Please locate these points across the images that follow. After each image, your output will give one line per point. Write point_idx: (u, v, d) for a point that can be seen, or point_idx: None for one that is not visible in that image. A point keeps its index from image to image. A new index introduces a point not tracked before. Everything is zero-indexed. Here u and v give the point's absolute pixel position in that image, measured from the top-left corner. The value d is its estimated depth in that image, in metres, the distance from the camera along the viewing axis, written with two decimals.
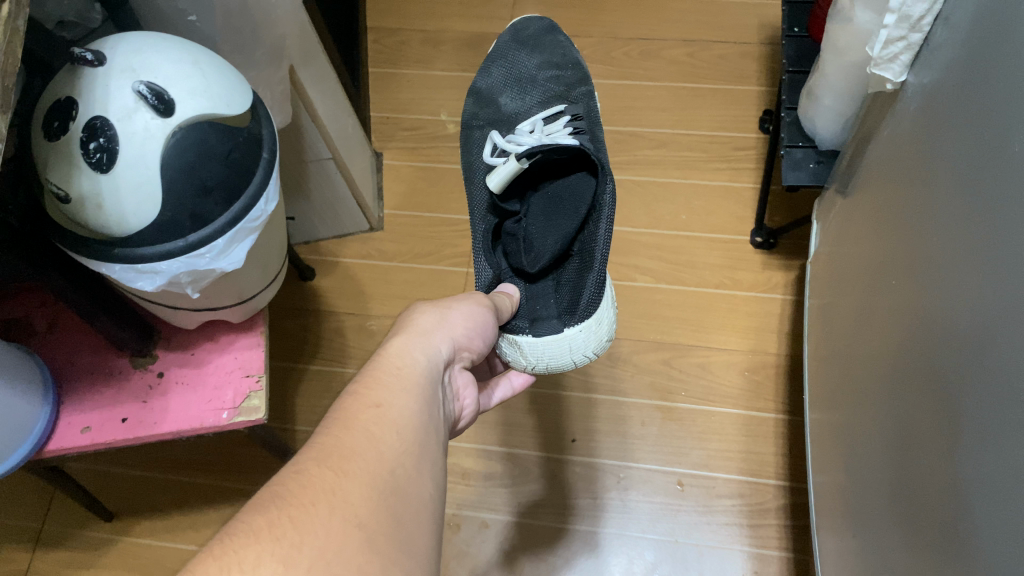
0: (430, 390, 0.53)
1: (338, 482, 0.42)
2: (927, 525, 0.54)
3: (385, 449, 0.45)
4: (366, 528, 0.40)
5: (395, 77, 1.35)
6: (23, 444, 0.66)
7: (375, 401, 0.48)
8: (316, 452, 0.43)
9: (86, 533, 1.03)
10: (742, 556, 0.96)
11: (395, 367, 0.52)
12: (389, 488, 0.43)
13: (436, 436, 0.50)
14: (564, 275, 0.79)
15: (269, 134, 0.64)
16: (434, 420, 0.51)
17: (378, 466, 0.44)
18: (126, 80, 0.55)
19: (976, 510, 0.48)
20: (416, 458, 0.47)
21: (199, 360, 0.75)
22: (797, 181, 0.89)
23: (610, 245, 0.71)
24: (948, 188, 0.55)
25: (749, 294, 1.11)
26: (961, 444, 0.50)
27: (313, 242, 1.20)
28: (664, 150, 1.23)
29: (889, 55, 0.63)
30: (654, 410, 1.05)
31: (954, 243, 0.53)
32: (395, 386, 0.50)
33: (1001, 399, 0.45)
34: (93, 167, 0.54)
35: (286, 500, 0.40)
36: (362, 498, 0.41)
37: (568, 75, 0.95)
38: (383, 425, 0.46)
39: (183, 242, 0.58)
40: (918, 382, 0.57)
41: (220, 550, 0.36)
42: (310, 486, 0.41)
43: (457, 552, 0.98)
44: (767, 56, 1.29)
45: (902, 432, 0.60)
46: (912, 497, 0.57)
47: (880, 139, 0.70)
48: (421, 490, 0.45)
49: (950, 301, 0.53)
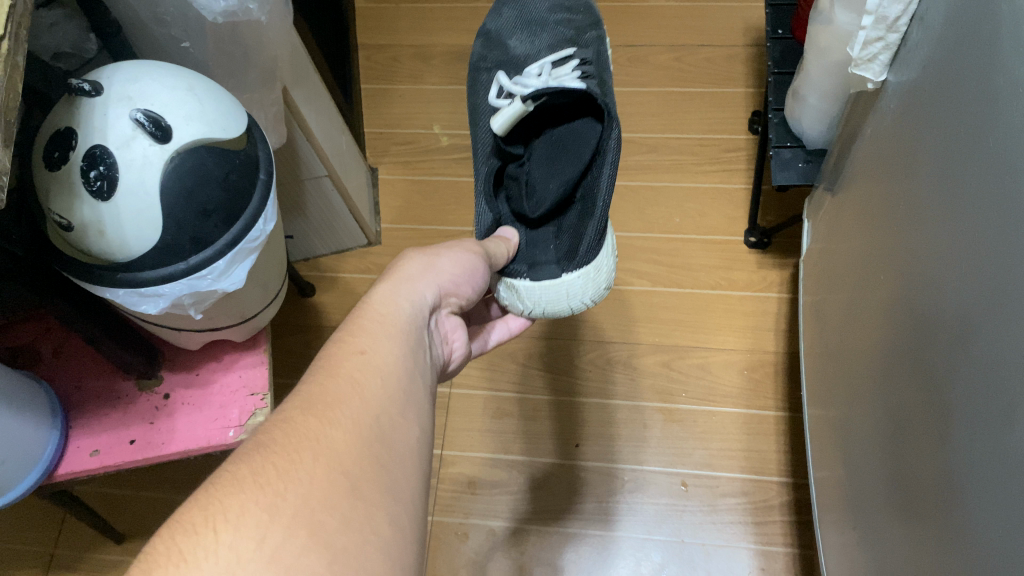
0: (412, 337, 0.54)
1: (323, 429, 0.42)
2: (922, 496, 0.56)
3: (368, 396, 0.46)
4: (350, 474, 0.41)
5: (387, 92, 1.37)
6: (32, 469, 0.67)
7: (358, 348, 0.49)
8: (301, 401, 0.44)
9: (97, 557, 1.03)
10: (748, 553, 0.96)
11: (378, 315, 0.53)
12: (373, 434, 0.44)
13: (421, 382, 0.51)
14: (566, 221, 0.77)
15: (265, 155, 0.65)
16: (419, 365, 0.52)
17: (361, 414, 0.44)
18: (123, 108, 0.56)
19: (969, 479, 0.49)
20: (398, 402, 0.47)
21: (204, 381, 0.76)
22: (786, 181, 0.90)
23: (614, 190, 0.71)
24: (929, 168, 0.56)
25: (745, 293, 1.12)
26: (951, 415, 0.51)
27: (312, 258, 1.21)
28: (655, 155, 1.25)
29: (867, 55, 0.65)
30: (655, 412, 1.06)
31: (936, 217, 0.54)
32: (377, 334, 0.51)
33: (986, 377, 0.47)
34: (94, 195, 0.55)
35: (271, 449, 0.40)
36: (346, 444, 0.42)
37: (579, 20, 0.95)
38: (366, 372, 0.47)
39: (184, 265, 0.59)
40: (908, 354, 0.58)
41: (206, 500, 0.37)
42: (295, 434, 0.42)
43: (466, 561, 0.99)
44: (753, 58, 1.31)
45: (895, 404, 0.61)
46: (907, 471, 0.59)
47: (862, 137, 0.72)
48: (407, 436, 0.46)
49: (937, 273, 0.54)
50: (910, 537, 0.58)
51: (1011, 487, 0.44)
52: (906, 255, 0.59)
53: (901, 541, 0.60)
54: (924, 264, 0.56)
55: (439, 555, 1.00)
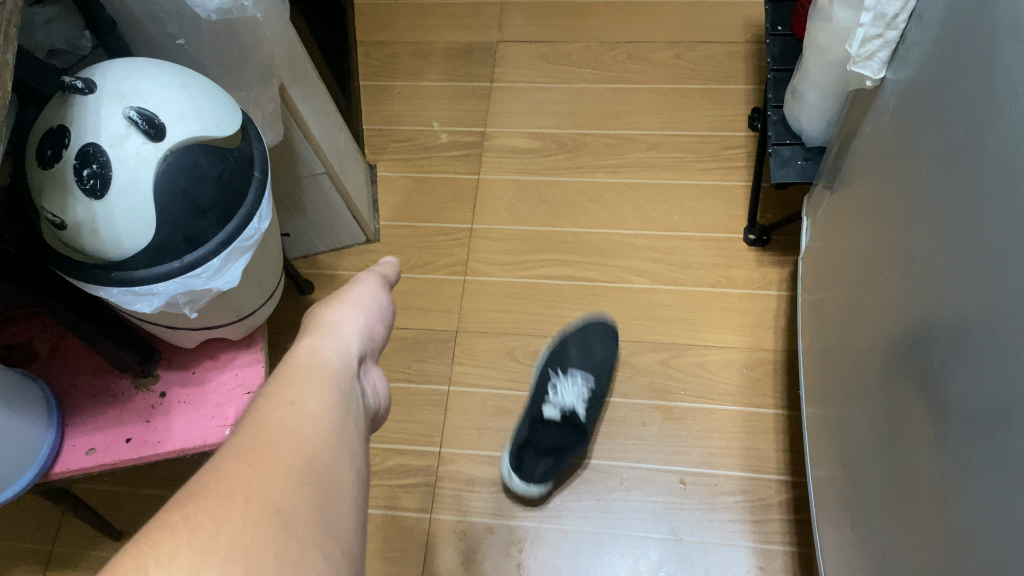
0: (349, 382, 0.46)
1: (255, 475, 0.36)
2: (942, 516, 0.52)
3: (307, 439, 0.39)
4: (285, 515, 0.34)
5: (386, 89, 1.37)
6: (28, 468, 0.67)
7: (288, 396, 0.41)
8: (229, 449, 0.37)
9: (95, 554, 1.03)
10: (747, 552, 0.96)
11: (306, 364, 0.45)
12: (310, 475, 0.37)
13: (362, 429, 0.43)
14: (543, 467, 0.98)
15: (260, 153, 0.65)
16: (358, 413, 0.44)
17: (298, 454, 0.38)
18: (116, 106, 0.56)
19: (995, 494, 0.45)
20: (338, 445, 0.40)
21: (200, 379, 0.76)
22: (785, 178, 0.90)
23: (550, 452, 0.98)
24: (939, 171, 0.54)
25: (744, 291, 1.11)
26: (973, 429, 0.48)
27: (310, 256, 1.21)
28: (655, 152, 1.24)
29: (867, 52, 0.64)
30: (654, 410, 1.05)
31: (947, 221, 0.52)
32: (309, 382, 0.44)
33: (1013, 385, 0.43)
34: (87, 194, 0.54)
35: (198, 499, 0.34)
36: (282, 486, 0.36)
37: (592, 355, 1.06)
38: (301, 417, 0.40)
39: (179, 263, 0.59)
40: (920, 368, 0.55)
41: (134, 552, 0.32)
42: (225, 480, 0.35)
43: (464, 558, 0.99)
44: (753, 55, 1.30)
45: (905, 419, 0.58)
46: (919, 488, 0.56)
47: (861, 136, 0.71)
48: (348, 478, 0.39)
49: (952, 279, 0.51)
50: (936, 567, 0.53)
51: (1011, 493, 0.44)
52: (906, 253, 0.59)
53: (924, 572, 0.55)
54: (937, 272, 0.53)
55: (437, 552, 1.00)
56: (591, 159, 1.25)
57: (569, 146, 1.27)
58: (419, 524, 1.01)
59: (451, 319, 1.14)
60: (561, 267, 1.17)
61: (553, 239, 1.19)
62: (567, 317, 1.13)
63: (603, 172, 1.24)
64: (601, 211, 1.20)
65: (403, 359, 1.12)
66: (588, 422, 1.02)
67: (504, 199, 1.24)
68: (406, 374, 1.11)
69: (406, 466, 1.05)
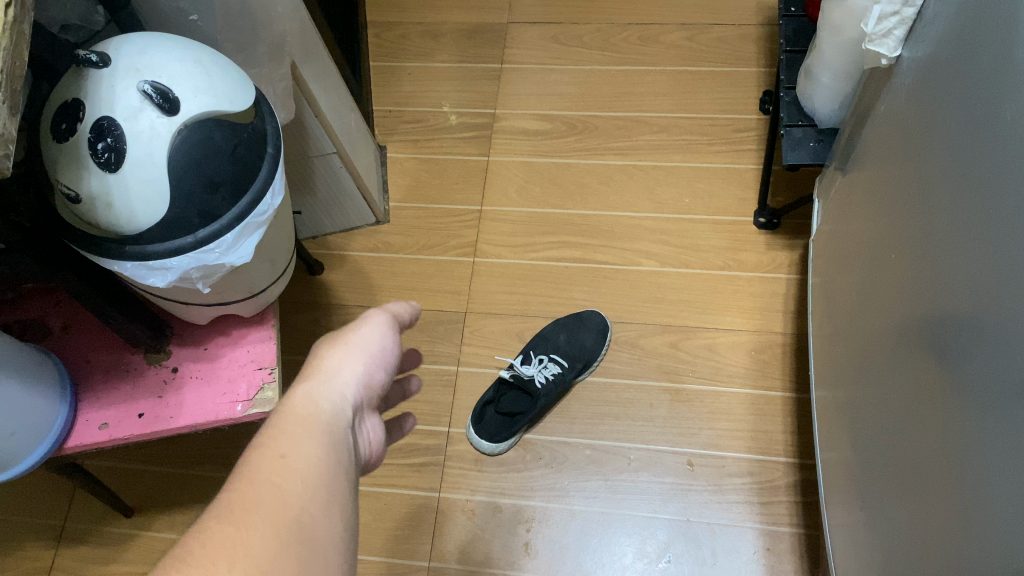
0: (341, 431, 0.49)
1: (239, 538, 0.39)
2: (943, 512, 0.53)
3: (291, 497, 0.42)
4: None
5: (396, 70, 1.36)
6: (42, 442, 0.68)
7: (279, 451, 0.45)
8: (216, 508, 0.41)
9: (106, 530, 1.04)
10: (754, 533, 0.96)
11: (300, 414, 0.48)
12: (294, 536, 0.40)
13: (350, 480, 0.47)
14: (498, 431, 1.02)
15: (273, 130, 0.65)
16: (347, 463, 0.48)
17: (281, 516, 0.41)
18: (131, 80, 0.56)
19: (998, 486, 0.46)
20: (321, 502, 0.43)
21: (212, 355, 0.77)
22: (797, 160, 0.90)
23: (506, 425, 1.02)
24: (944, 167, 0.55)
25: (753, 274, 1.11)
26: (976, 424, 0.49)
27: (320, 236, 1.21)
28: (665, 135, 1.24)
29: (882, 30, 0.64)
30: (662, 392, 1.05)
31: (952, 222, 0.53)
32: (300, 433, 0.47)
33: (1007, 382, 0.45)
34: (102, 167, 0.55)
35: (186, 564, 0.37)
36: (264, 551, 0.39)
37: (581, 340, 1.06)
38: (289, 473, 0.43)
39: (192, 238, 0.59)
40: (925, 362, 0.56)
41: None
42: (211, 544, 0.38)
43: (472, 537, 1.00)
44: (765, 37, 1.30)
45: (911, 411, 0.59)
46: (924, 481, 0.57)
47: (875, 116, 0.71)
48: (332, 537, 0.42)
49: (956, 279, 0.52)
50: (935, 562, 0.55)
51: (1011, 486, 0.45)
52: (919, 234, 0.59)
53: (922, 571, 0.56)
54: (942, 273, 0.54)
55: (445, 531, 1.00)
56: (601, 141, 1.25)
57: (580, 128, 1.27)
58: (428, 503, 1.02)
59: (460, 300, 1.15)
60: (570, 249, 1.17)
61: (562, 221, 1.19)
62: (576, 298, 1.13)
63: (614, 155, 1.24)
64: (611, 193, 1.20)
65: (412, 339, 1.12)
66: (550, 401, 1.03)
67: (514, 181, 1.23)
68: None
69: (414, 445, 1.06)
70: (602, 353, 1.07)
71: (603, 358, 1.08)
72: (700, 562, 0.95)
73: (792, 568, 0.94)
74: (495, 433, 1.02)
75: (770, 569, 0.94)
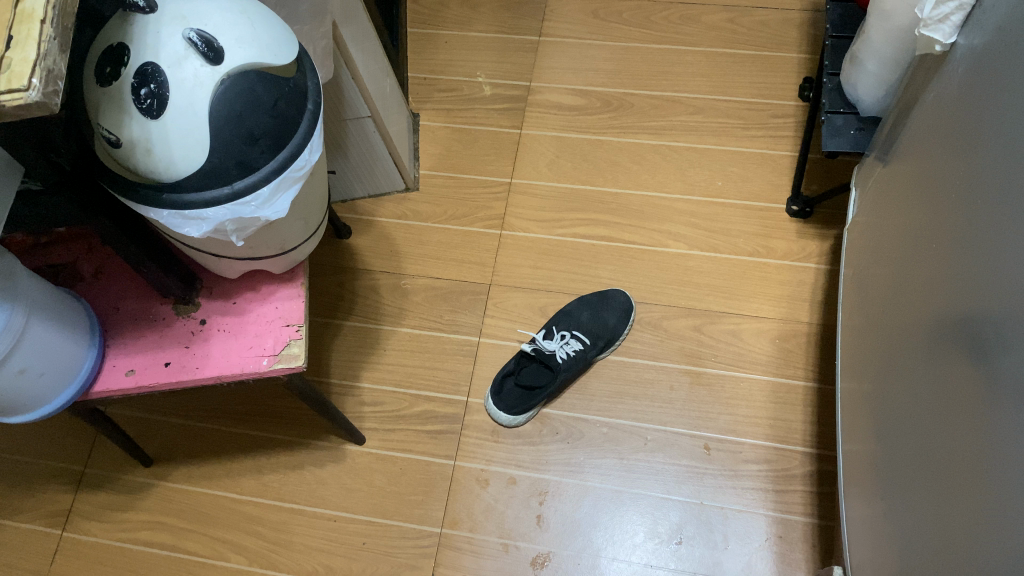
0: None
1: None
2: (967, 506, 0.53)
3: None
4: None
5: (433, 38, 1.35)
6: (70, 384, 0.69)
7: None
8: None
9: (125, 478, 1.06)
10: (766, 520, 0.96)
11: None
12: None
13: None
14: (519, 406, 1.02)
15: (313, 86, 0.65)
16: None
17: None
18: (176, 27, 0.55)
19: None
20: None
21: (240, 309, 0.76)
22: (836, 147, 0.89)
23: (531, 401, 1.02)
24: (993, 159, 0.54)
25: (782, 262, 1.10)
26: (1008, 419, 0.48)
27: (350, 201, 1.21)
28: (701, 117, 1.23)
29: (939, 15, 0.63)
30: (683, 374, 1.05)
31: (998, 214, 0.53)
32: None
33: None
34: (143, 113, 0.55)
35: None
36: None
37: (603, 318, 1.06)
38: None
39: (229, 190, 0.59)
40: (959, 354, 0.56)
41: None
42: None
43: (484, 507, 1.00)
44: (810, 24, 1.28)
45: (939, 402, 0.59)
46: (949, 475, 0.56)
47: (923, 104, 0.70)
48: None
49: (996, 272, 0.52)
50: (956, 558, 0.54)
51: None
52: (962, 226, 0.58)
53: (944, 566, 0.56)
54: (983, 266, 0.54)
55: (459, 499, 1.01)
56: (636, 119, 1.24)
57: (615, 105, 1.26)
58: (443, 470, 1.03)
59: (484, 273, 1.14)
60: (598, 226, 1.16)
61: (592, 199, 1.18)
62: (602, 276, 1.12)
63: (647, 134, 1.23)
64: (643, 173, 1.20)
65: (435, 308, 1.13)
66: (570, 376, 1.03)
67: (545, 155, 1.23)
68: (438, 324, 1.11)
69: (431, 413, 1.06)
70: (625, 331, 1.07)
71: (624, 337, 1.08)
72: (711, 546, 0.95)
73: (803, 556, 0.94)
74: (513, 409, 1.02)
75: (781, 557, 0.94)
